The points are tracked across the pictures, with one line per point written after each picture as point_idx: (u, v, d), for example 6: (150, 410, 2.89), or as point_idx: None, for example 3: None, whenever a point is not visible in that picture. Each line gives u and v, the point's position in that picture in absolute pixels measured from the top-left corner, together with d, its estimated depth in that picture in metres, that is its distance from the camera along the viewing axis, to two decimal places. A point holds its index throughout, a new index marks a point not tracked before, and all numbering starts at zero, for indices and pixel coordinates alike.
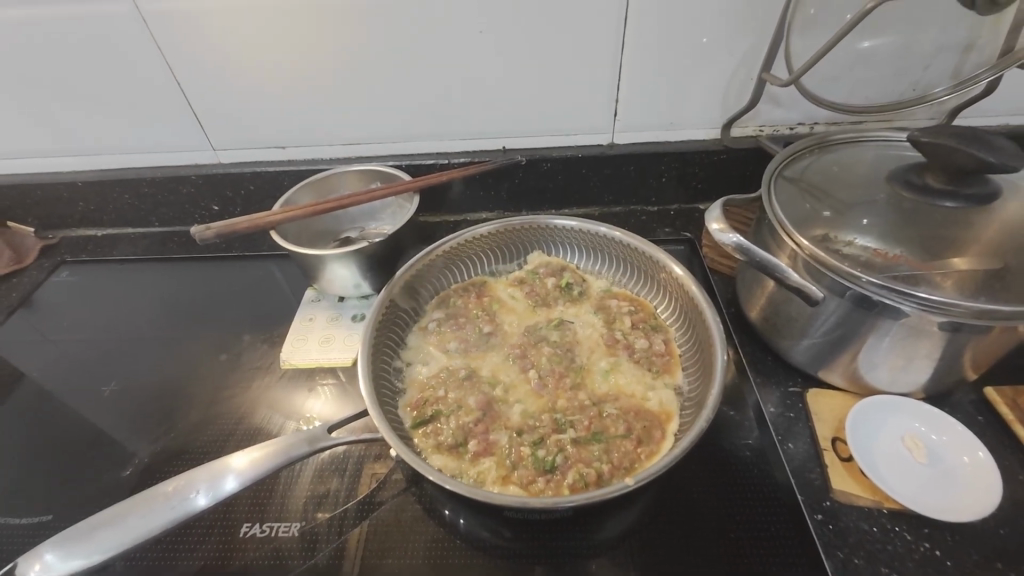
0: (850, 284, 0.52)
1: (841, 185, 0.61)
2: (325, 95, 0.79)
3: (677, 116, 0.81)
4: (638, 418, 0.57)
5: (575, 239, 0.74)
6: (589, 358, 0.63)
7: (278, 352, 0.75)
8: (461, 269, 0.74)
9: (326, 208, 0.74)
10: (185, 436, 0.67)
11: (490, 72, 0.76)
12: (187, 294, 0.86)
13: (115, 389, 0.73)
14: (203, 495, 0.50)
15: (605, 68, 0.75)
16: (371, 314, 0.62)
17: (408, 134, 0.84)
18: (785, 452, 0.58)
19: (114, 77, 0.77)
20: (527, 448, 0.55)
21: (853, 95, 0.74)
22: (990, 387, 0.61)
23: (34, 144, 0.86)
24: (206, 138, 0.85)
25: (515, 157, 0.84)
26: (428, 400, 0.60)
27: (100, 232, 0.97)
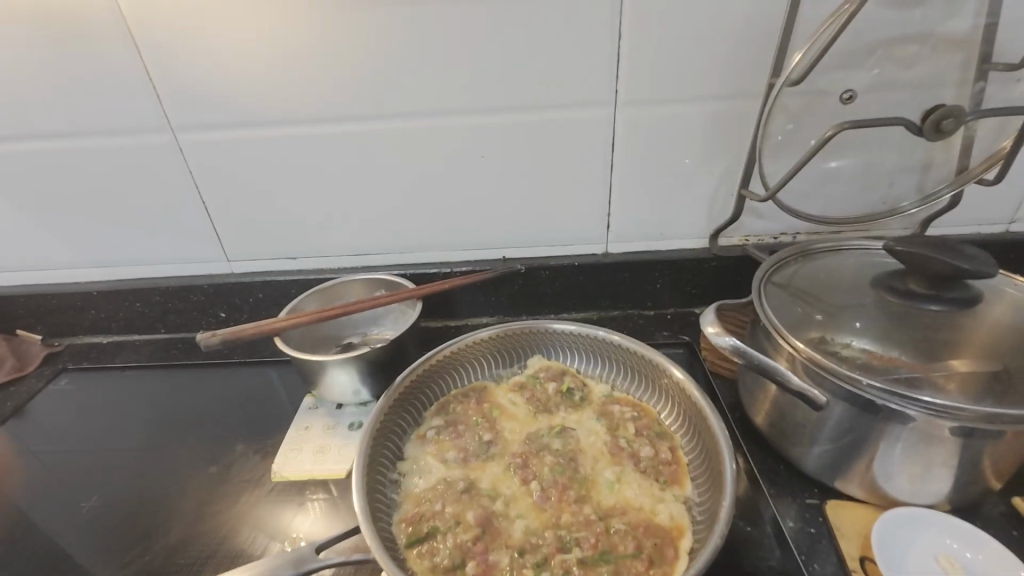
0: (852, 387, 0.51)
1: (829, 290, 0.63)
2: (338, 211, 0.85)
3: (667, 227, 0.86)
4: (648, 535, 0.54)
5: (574, 344, 0.75)
6: (594, 468, 0.61)
7: (270, 463, 0.72)
8: (462, 375, 0.74)
9: (332, 314, 0.76)
10: (161, 559, 0.62)
11: (492, 190, 0.83)
12: (183, 401, 0.85)
13: (94, 505, 0.69)
14: None
15: (597, 186, 0.82)
16: (369, 422, 0.61)
17: (413, 245, 0.89)
18: (812, 574, 0.53)
19: (145, 196, 0.84)
20: (530, 571, 0.51)
21: (828, 208, 0.80)
22: (1019, 498, 0.58)
23: (59, 256, 0.90)
24: (222, 249, 0.89)
25: (515, 264, 0.88)
26: (424, 515, 0.56)
27: (105, 338, 0.98)
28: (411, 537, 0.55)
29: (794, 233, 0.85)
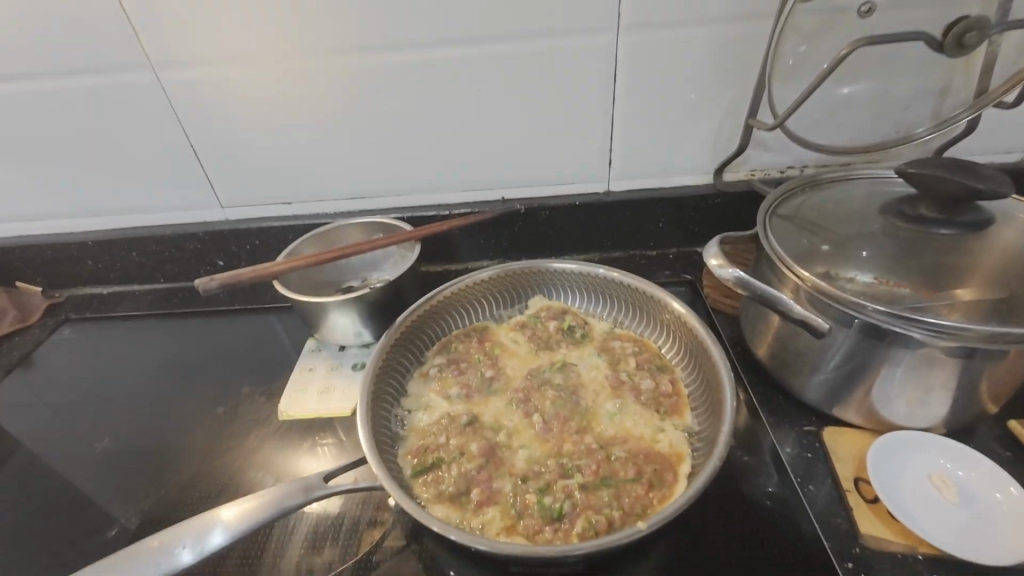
0: (856, 313, 0.51)
1: (836, 220, 0.62)
2: (331, 152, 0.83)
3: (670, 163, 0.83)
4: (648, 461, 0.55)
5: (575, 283, 0.75)
6: (595, 400, 0.62)
7: (276, 404, 0.73)
8: (462, 315, 0.74)
9: (330, 257, 0.75)
10: (176, 494, 0.64)
11: (488, 127, 0.80)
12: (187, 348, 0.86)
13: (107, 446, 0.71)
14: (189, 550, 0.48)
15: (598, 120, 0.79)
16: (372, 360, 0.61)
17: (410, 187, 0.86)
18: (807, 495, 0.55)
19: (131, 141, 0.81)
20: (533, 495, 0.52)
21: (839, 138, 0.77)
22: (1015, 421, 0.59)
23: (50, 206, 0.89)
24: (215, 196, 0.87)
25: (514, 205, 0.86)
26: (428, 447, 0.58)
27: (105, 289, 0.98)
28: (416, 467, 0.56)
29: (801, 166, 0.83)
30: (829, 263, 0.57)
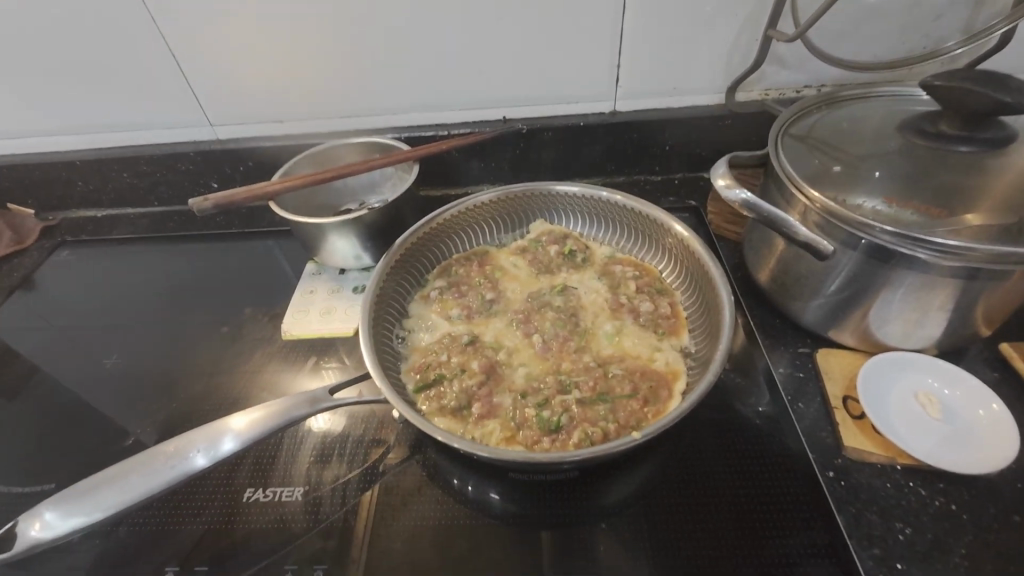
0: (863, 235, 0.50)
1: (851, 139, 0.59)
2: (322, 66, 0.78)
3: (681, 81, 0.79)
4: (644, 378, 0.56)
5: (577, 206, 0.73)
6: (594, 322, 0.63)
7: (280, 324, 0.74)
8: (462, 239, 0.73)
9: (326, 178, 0.73)
10: (188, 408, 0.66)
11: (490, 38, 0.75)
12: (187, 271, 0.86)
13: (118, 363, 0.73)
14: (203, 454, 0.50)
15: (607, 31, 0.74)
16: (373, 280, 0.61)
17: (407, 105, 0.82)
18: (796, 411, 0.57)
19: (109, 51, 0.76)
20: (531, 409, 0.54)
21: (862, 53, 0.72)
22: (1006, 344, 0.60)
23: (32, 123, 0.85)
24: (203, 114, 0.84)
25: (516, 125, 0.83)
26: (430, 364, 0.59)
27: (100, 212, 0.96)
28: (419, 383, 0.58)
29: (819, 85, 0.78)
30: (840, 184, 0.56)
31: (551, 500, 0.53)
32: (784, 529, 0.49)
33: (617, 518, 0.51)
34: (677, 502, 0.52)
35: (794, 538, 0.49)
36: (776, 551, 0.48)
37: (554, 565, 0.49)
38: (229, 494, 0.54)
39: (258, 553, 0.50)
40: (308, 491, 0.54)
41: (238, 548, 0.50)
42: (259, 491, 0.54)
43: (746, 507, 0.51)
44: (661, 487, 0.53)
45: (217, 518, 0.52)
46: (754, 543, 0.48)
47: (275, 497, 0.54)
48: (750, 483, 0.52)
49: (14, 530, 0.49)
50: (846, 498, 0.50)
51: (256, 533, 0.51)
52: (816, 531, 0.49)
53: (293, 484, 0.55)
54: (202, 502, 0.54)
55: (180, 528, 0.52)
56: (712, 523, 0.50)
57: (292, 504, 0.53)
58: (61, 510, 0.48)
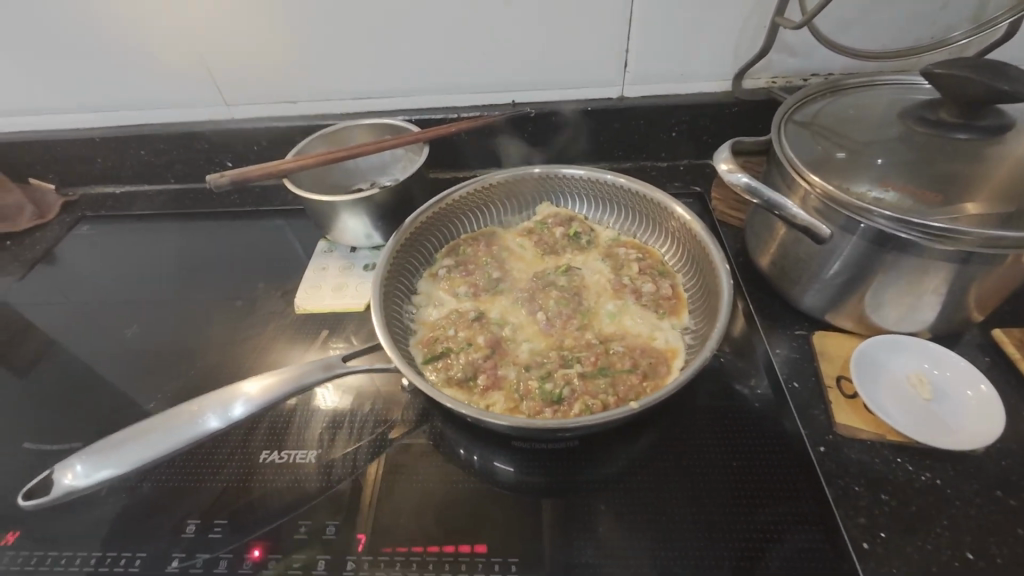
0: (861, 219, 0.52)
1: (853, 125, 0.61)
2: (335, 47, 0.79)
3: (688, 68, 0.80)
4: (644, 355, 0.58)
5: (584, 189, 0.75)
6: (596, 302, 0.65)
7: (293, 300, 0.77)
8: (470, 219, 0.75)
9: (339, 157, 0.75)
10: (206, 376, 0.69)
11: (500, 23, 0.76)
12: (202, 247, 0.88)
13: (138, 332, 0.76)
14: (214, 418, 0.53)
15: (615, 16, 0.75)
16: (385, 256, 0.63)
17: (418, 87, 0.84)
18: (791, 390, 0.58)
19: (128, 29, 0.78)
20: (535, 382, 0.57)
21: (869, 42, 0.73)
22: (999, 330, 0.61)
23: (52, 100, 0.87)
24: (219, 92, 0.85)
25: (525, 109, 0.84)
26: (438, 338, 0.62)
27: (118, 189, 0.99)
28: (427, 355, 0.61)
29: (826, 73, 0.79)
30: (840, 169, 0.57)
31: (549, 468, 0.56)
32: (774, 498, 0.51)
33: (613, 486, 0.54)
34: (669, 472, 0.54)
35: (782, 507, 0.51)
36: (764, 518, 0.50)
37: (553, 526, 0.51)
38: (246, 456, 0.57)
39: (273, 511, 0.53)
40: (322, 456, 0.57)
41: (255, 504, 0.53)
42: (275, 453, 0.57)
43: (738, 477, 0.53)
44: (655, 457, 0.56)
45: (235, 477, 0.55)
46: (742, 511, 0.51)
47: (289, 460, 0.57)
48: (743, 455, 0.55)
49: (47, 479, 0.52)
50: (835, 472, 0.52)
51: (273, 491, 0.54)
52: (803, 500, 0.51)
53: (307, 447, 0.58)
54: (221, 461, 0.57)
55: (201, 486, 0.55)
56: (703, 490, 0.52)
57: (306, 467, 0.56)
58: (91, 462, 0.51)
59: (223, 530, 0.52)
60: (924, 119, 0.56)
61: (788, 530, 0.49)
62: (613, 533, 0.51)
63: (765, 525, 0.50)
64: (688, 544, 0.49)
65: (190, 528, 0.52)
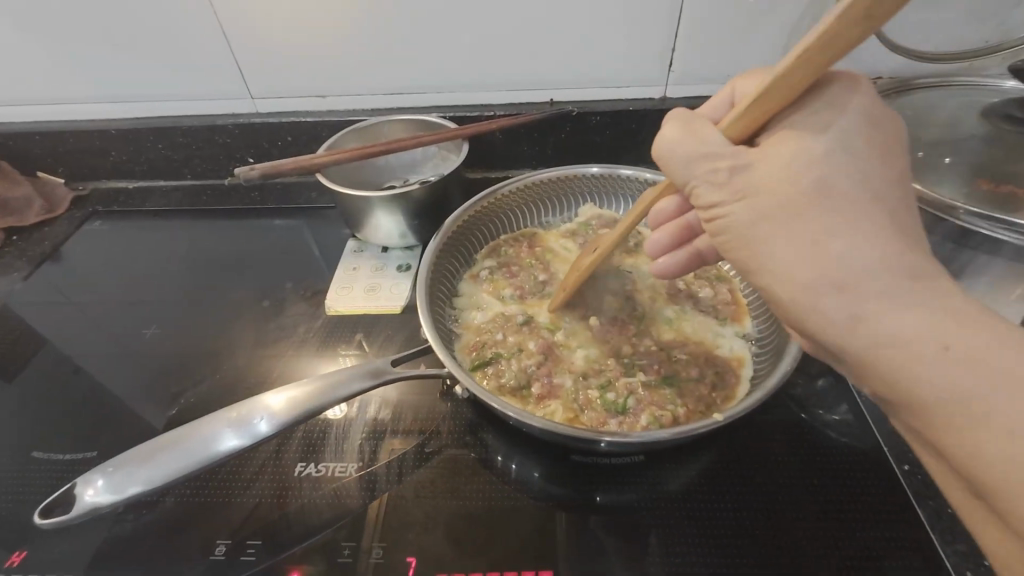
0: (946, 216, 0.49)
1: (923, 126, 0.59)
2: (370, 39, 0.76)
3: (736, 68, 0.77)
4: (709, 364, 0.55)
5: (631, 190, 0.72)
6: (652, 306, 0.61)
7: (322, 301, 0.73)
8: (511, 220, 0.71)
9: (374, 152, 0.71)
10: (231, 380, 0.65)
11: (545, 18, 0.73)
12: (221, 246, 0.84)
13: (156, 333, 0.72)
14: (235, 436, 0.48)
15: (665, 13, 0.72)
16: (429, 255, 0.60)
17: (453, 83, 0.81)
18: (865, 402, 0.58)
19: (153, 16, 0.75)
20: (595, 391, 0.53)
21: (926, 43, 0.71)
22: None
23: (67, 89, 0.83)
24: (244, 84, 0.82)
25: (565, 108, 0.81)
26: (486, 343, 0.58)
27: (130, 184, 0.94)
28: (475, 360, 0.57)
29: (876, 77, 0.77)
30: (917, 170, 0.54)
31: (610, 487, 0.53)
32: (864, 519, 0.49)
33: (684, 506, 0.51)
34: (730, 493, 0.52)
35: (850, 540, 0.48)
36: (829, 550, 0.48)
37: (606, 549, 0.48)
38: (280, 469, 0.55)
39: (311, 529, 0.50)
40: (362, 468, 0.54)
41: (291, 522, 0.51)
42: (311, 466, 0.55)
43: (823, 496, 0.51)
44: (726, 475, 0.53)
45: (268, 492, 0.53)
46: (807, 540, 0.48)
47: (326, 473, 0.54)
48: (824, 473, 0.53)
49: (71, 492, 0.47)
50: (924, 492, 0.51)
51: (311, 506, 0.52)
52: (872, 532, 0.48)
53: (345, 459, 0.55)
54: (251, 475, 0.54)
55: (232, 501, 0.52)
56: (765, 515, 0.50)
57: (345, 480, 0.54)
58: (114, 476, 0.46)
59: (256, 551, 0.49)
60: (1006, 119, 0.54)
61: (856, 566, 0.47)
62: (669, 559, 0.47)
63: (830, 558, 0.47)
64: (749, 574, 0.46)
65: (221, 549, 0.49)
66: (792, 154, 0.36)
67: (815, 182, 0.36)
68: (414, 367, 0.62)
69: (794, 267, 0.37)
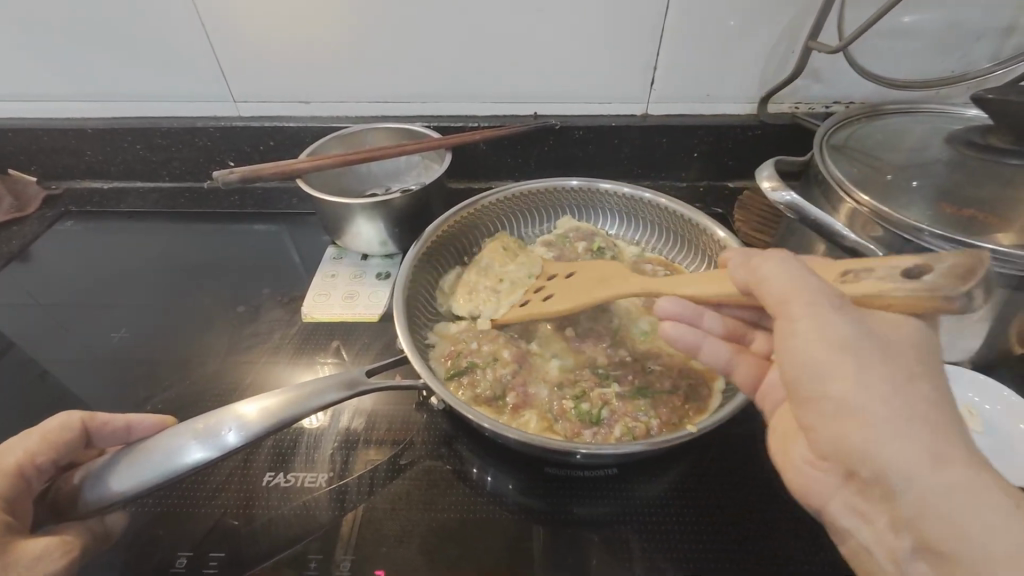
0: (910, 237, 0.52)
1: (893, 150, 0.61)
2: (356, 48, 0.76)
3: (715, 88, 0.79)
4: (684, 375, 0.56)
5: (609, 203, 0.73)
6: (628, 318, 0.62)
7: (298, 307, 0.72)
8: (491, 231, 0.72)
9: (356, 159, 0.71)
10: (202, 385, 0.64)
11: (531, 32, 0.74)
12: (197, 249, 0.83)
13: (126, 336, 0.71)
14: (194, 450, 0.46)
15: (648, 34, 0.73)
16: (407, 265, 0.60)
17: (439, 94, 0.81)
18: None
19: (137, 16, 0.74)
20: (570, 401, 0.54)
21: (899, 69, 0.74)
22: None
23: (44, 87, 0.82)
24: (226, 87, 0.81)
25: (548, 121, 0.82)
26: (461, 351, 0.59)
27: (106, 184, 0.92)
28: (449, 364, 0.58)
29: (848, 102, 0.80)
30: (885, 192, 0.56)
31: (579, 501, 0.52)
32: (828, 533, 0.50)
33: (655, 520, 0.51)
34: (703, 506, 0.52)
35: (819, 553, 0.49)
36: (794, 564, 0.48)
37: (578, 562, 0.48)
38: (246, 479, 0.54)
39: (277, 542, 0.49)
40: (333, 478, 0.54)
41: (257, 536, 0.50)
42: (279, 476, 0.54)
43: (790, 512, 0.51)
44: (694, 490, 0.53)
45: (233, 503, 0.52)
46: (778, 554, 0.49)
47: (296, 482, 0.53)
48: (794, 488, 0.53)
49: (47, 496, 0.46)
50: None
51: (278, 518, 0.51)
52: (835, 546, 0.49)
53: (316, 469, 0.54)
54: (216, 485, 0.53)
55: (196, 512, 0.51)
56: (733, 529, 0.50)
57: (314, 489, 0.53)
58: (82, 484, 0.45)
59: (218, 564, 0.48)
60: (971, 144, 0.56)
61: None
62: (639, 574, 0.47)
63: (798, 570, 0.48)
64: None
65: (182, 561, 0.48)
66: (806, 356, 0.36)
67: (837, 333, 0.35)
68: (390, 376, 0.62)
69: (829, 421, 0.36)
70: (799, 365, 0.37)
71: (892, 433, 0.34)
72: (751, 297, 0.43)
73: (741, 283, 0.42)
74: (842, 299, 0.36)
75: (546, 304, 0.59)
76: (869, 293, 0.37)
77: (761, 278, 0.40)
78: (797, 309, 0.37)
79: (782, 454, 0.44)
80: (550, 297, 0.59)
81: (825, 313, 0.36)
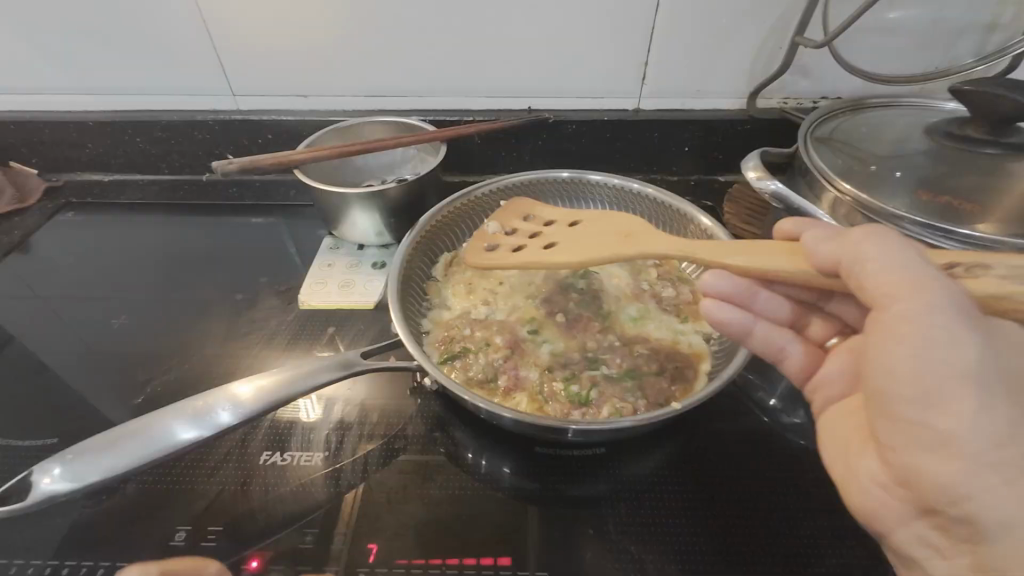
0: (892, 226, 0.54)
1: (876, 142, 0.62)
2: (354, 42, 0.78)
3: (705, 84, 0.81)
4: (671, 359, 0.58)
5: (599, 194, 0.74)
6: (617, 305, 0.64)
7: (295, 296, 0.73)
8: (484, 222, 0.73)
9: (352, 150, 0.72)
10: (200, 370, 0.65)
11: (525, 27, 0.75)
12: (195, 240, 0.84)
13: (126, 323, 0.72)
14: (191, 427, 0.47)
15: (639, 29, 0.75)
16: (400, 253, 0.62)
17: (434, 88, 0.83)
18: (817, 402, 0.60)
19: (139, 11, 0.75)
20: (559, 383, 0.55)
21: (884, 65, 0.76)
22: None
23: (46, 80, 0.83)
24: (225, 81, 0.82)
25: (542, 115, 0.83)
26: (454, 337, 0.60)
27: (105, 177, 0.94)
28: (441, 348, 0.60)
29: (835, 97, 0.81)
30: (867, 182, 0.58)
31: (567, 480, 0.54)
32: (807, 510, 0.52)
33: (640, 498, 0.53)
34: (688, 485, 0.54)
35: (799, 528, 0.50)
36: (774, 540, 0.50)
37: (566, 538, 0.50)
38: (244, 458, 0.55)
39: (275, 518, 0.50)
40: (328, 457, 0.55)
41: (255, 511, 0.51)
42: (276, 455, 0.55)
43: (771, 492, 0.53)
44: (679, 470, 0.55)
45: (232, 479, 0.53)
46: (759, 529, 0.50)
47: (292, 461, 0.55)
48: (775, 467, 0.55)
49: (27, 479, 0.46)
50: None
51: (275, 494, 0.52)
52: (816, 522, 0.51)
53: (312, 449, 0.56)
54: (214, 463, 0.54)
55: (195, 488, 0.52)
56: (717, 507, 0.52)
57: (310, 468, 0.54)
58: (73, 465, 0.46)
59: (217, 538, 0.49)
60: (949, 135, 0.58)
61: (803, 554, 0.49)
62: (624, 548, 0.49)
63: (779, 544, 0.49)
64: (700, 564, 0.48)
65: (181, 535, 0.49)
66: (917, 369, 0.36)
67: (933, 325, 0.36)
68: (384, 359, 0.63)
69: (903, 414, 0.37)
70: (881, 374, 0.38)
71: (982, 449, 0.34)
72: (834, 277, 0.43)
73: (825, 263, 0.43)
74: (964, 303, 0.37)
75: (548, 254, 0.56)
76: (1000, 303, 0.38)
77: (858, 256, 0.40)
78: (904, 298, 0.37)
79: (842, 468, 0.43)
80: (553, 245, 0.57)
81: (941, 308, 0.36)
